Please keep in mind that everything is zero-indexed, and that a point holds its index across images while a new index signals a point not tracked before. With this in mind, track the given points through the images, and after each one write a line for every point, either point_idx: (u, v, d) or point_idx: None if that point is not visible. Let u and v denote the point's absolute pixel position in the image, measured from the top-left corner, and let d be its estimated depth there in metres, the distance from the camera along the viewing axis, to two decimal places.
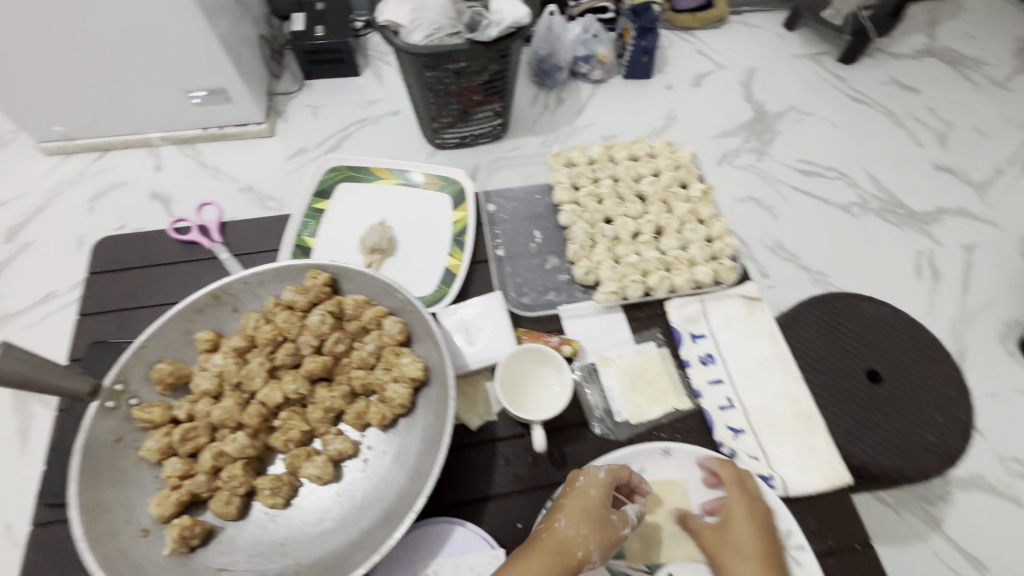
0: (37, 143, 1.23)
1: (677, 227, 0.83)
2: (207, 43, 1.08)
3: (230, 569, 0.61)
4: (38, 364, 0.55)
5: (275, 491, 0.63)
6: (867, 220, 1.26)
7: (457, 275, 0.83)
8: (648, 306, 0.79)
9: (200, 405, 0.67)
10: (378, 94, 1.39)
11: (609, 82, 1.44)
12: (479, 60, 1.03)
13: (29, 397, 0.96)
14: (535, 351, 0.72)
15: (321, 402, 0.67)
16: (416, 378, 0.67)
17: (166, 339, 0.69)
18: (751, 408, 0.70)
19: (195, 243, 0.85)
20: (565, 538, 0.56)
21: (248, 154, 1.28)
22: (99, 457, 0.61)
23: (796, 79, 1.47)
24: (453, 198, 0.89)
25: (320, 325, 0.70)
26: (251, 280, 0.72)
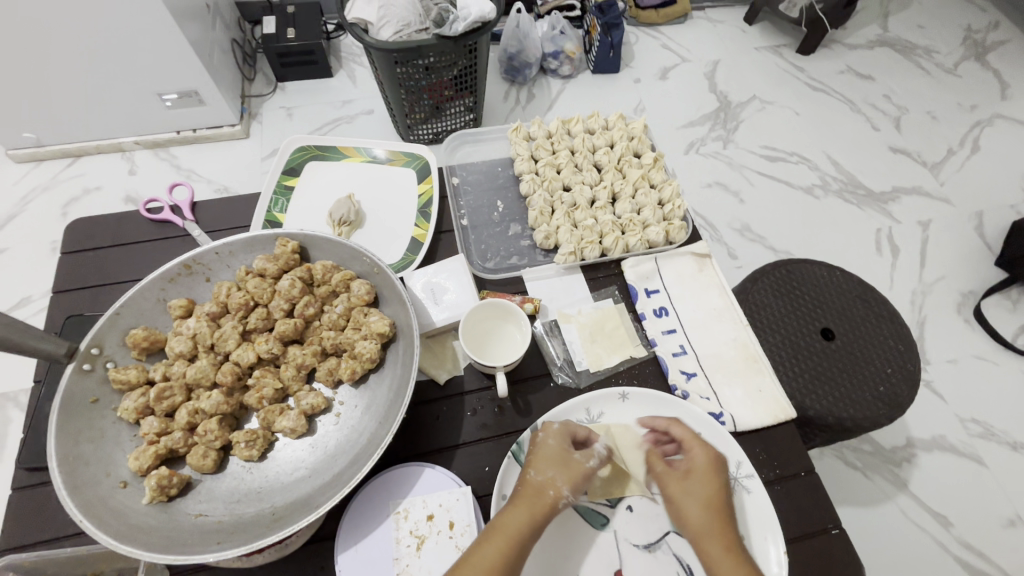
0: (8, 151, 1.23)
1: (631, 192, 0.85)
2: (178, 47, 1.09)
3: (209, 515, 0.56)
4: (10, 326, 0.52)
5: (250, 444, 0.58)
6: (829, 201, 1.31)
7: (423, 242, 0.81)
8: (606, 266, 0.79)
9: (177, 366, 0.62)
10: (352, 94, 1.41)
11: (578, 77, 1.48)
12: (448, 55, 1.06)
13: (7, 401, 0.96)
14: (498, 306, 0.70)
15: (293, 359, 0.64)
16: (385, 334, 0.63)
17: (143, 305, 0.64)
18: (703, 354, 0.71)
19: (166, 222, 0.80)
20: (537, 484, 0.55)
21: (223, 156, 1.29)
22: (73, 415, 0.56)
23: (758, 70, 1.53)
24: (418, 172, 0.88)
25: (291, 290, 0.66)
26: (223, 250, 0.68)
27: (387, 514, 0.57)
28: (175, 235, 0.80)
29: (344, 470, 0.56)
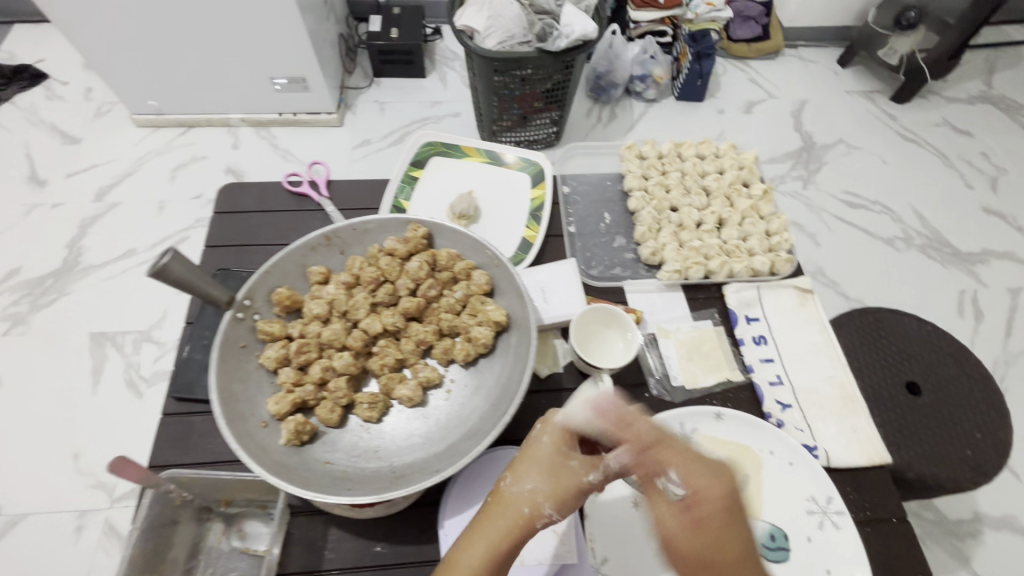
0: (131, 114, 1.35)
1: (739, 220, 0.85)
2: (297, 36, 1.17)
3: (335, 464, 0.60)
4: (193, 270, 0.58)
5: (372, 406, 0.63)
6: (910, 255, 1.27)
7: (534, 243, 0.84)
8: (706, 289, 0.80)
9: (313, 326, 0.67)
10: (442, 95, 1.47)
11: (661, 102, 1.50)
12: (546, 68, 1.10)
13: (107, 340, 1.06)
14: (605, 312, 0.73)
15: (415, 334, 0.68)
16: (500, 323, 0.67)
17: (289, 268, 0.69)
18: (799, 386, 0.70)
19: (303, 196, 0.87)
20: (510, 498, 0.52)
21: (318, 141, 1.37)
22: (229, 356, 0.61)
23: (847, 114, 1.50)
24: (533, 178, 0.91)
25: (418, 271, 0.70)
26: (359, 226, 0.72)
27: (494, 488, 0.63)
28: (310, 208, 0.86)
29: (458, 444, 0.60)
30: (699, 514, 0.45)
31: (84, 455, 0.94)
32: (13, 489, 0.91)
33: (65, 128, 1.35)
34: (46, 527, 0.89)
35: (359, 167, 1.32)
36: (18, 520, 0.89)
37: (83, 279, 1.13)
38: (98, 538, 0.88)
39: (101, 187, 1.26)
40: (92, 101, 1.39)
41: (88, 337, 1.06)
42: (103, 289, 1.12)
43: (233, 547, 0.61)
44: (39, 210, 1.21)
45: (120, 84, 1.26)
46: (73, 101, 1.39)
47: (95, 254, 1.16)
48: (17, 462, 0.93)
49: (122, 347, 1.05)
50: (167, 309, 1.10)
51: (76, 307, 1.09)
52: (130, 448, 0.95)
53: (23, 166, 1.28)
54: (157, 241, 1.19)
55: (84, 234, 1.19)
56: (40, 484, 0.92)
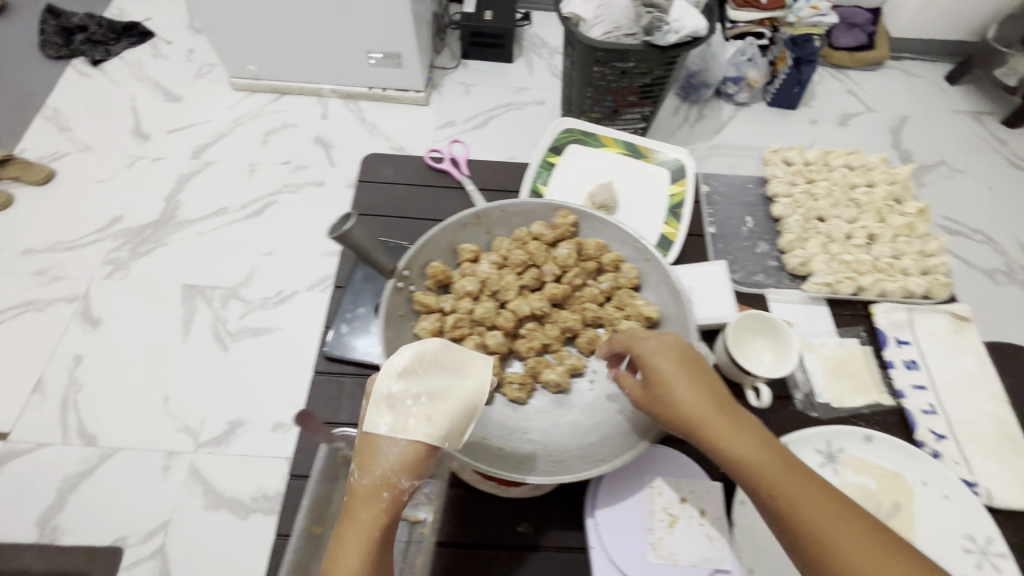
0: (230, 77, 1.39)
1: (892, 236, 0.83)
2: (400, 11, 1.18)
3: (490, 439, 0.62)
4: (370, 238, 0.58)
5: (522, 387, 0.66)
6: (1011, 290, 1.19)
7: (674, 241, 0.83)
8: (852, 306, 0.78)
9: (464, 302, 0.69)
10: (528, 82, 1.46)
11: (752, 107, 1.45)
12: (648, 62, 1.07)
13: (199, 292, 1.10)
14: (755, 319, 0.70)
15: (561, 321, 0.71)
16: (649, 318, 0.68)
17: (440, 242, 0.69)
18: (955, 419, 0.68)
19: (444, 172, 0.90)
20: (366, 488, 0.47)
21: (403, 118, 1.38)
22: (392, 325, 0.64)
23: (951, 135, 1.42)
24: (672, 174, 0.90)
25: (567, 259, 0.71)
26: (508, 209, 0.71)
27: (641, 484, 0.66)
28: (451, 186, 0.89)
29: (608, 449, 0.59)
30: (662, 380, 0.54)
31: (173, 399, 0.99)
32: (109, 423, 0.97)
33: (167, 86, 1.40)
34: (137, 463, 0.94)
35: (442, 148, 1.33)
36: (112, 452, 0.94)
37: (179, 231, 1.18)
38: (183, 479, 0.92)
39: (198, 146, 1.31)
40: (193, 62, 1.44)
41: (181, 288, 1.11)
42: (195, 243, 1.17)
43: None
44: (141, 162, 1.27)
45: (225, 47, 1.31)
46: (176, 60, 1.45)
47: (190, 209, 1.21)
48: (114, 399, 0.99)
49: (211, 301, 1.10)
50: (255, 268, 1.14)
51: (171, 259, 1.15)
52: (216, 398, 0.99)
53: (128, 119, 1.34)
54: (248, 202, 1.23)
55: (181, 189, 1.24)
56: (133, 421, 0.97)
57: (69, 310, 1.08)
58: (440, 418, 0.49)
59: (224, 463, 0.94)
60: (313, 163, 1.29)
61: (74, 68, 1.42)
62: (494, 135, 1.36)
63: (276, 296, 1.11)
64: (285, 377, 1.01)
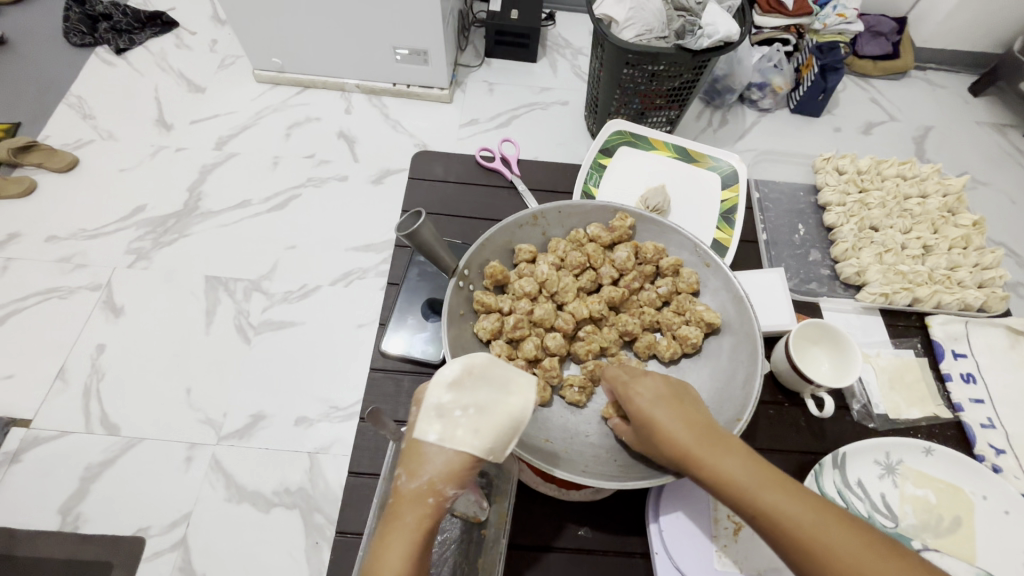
0: (254, 69, 1.39)
1: (947, 248, 0.84)
2: (428, 8, 1.18)
3: (553, 442, 0.63)
4: (434, 235, 0.61)
5: (583, 390, 0.66)
6: None
7: (728, 248, 0.84)
8: (907, 317, 0.80)
9: (522, 303, 0.69)
10: (551, 83, 1.46)
11: (776, 113, 1.44)
12: (679, 66, 1.07)
13: (222, 284, 1.10)
14: (815, 328, 0.70)
15: (620, 325, 0.70)
16: (711, 324, 0.67)
17: (499, 241, 0.70)
18: (1014, 434, 0.69)
19: (496, 172, 0.91)
20: (409, 495, 0.47)
21: (426, 114, 1.38)
22: (454, 324, 0.64)
23: (975, 146, 1.41)
24: (724, 179, 0.90)
25: (625, 262, 0.71)
26: (566, 209, 0.73)
27: (704, 490, 0.68)
28: (503, 185, 0.91)
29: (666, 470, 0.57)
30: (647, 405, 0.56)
31: (196, 390, 0.99)
32: (130, 413, 0.97)
33: (191, 76, 1.40)
34: (159, 453, 0.94)
35: (466, 146, 1.32)
36: (133, 442, 0.94)
37: (201, 223, 1.18)
38: (205, 471, 0.92)
39: (222, 137, 1.31)
40: (217, 53, 1.44)
41: (204, 279, 1.11)
42: (218, 235, 1.17)
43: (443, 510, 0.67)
44: (164, 151, 1.27)
45: (250, 40, 1.30)
46: (200, 51, 1.44)
47: (212, 201, 1.21)
48: (136, 388, 0.99)
49: (234, 293, 1.10)
50: (278, 261, 1.14)
51: (194, 249, 1.15)
52: (239, 390, 0.99)
53: (151, 108, 1.34)
54: (272, 195, 1.23)
55: (204, 179, 1.24)
56: (154, 412, 0.97)
57: (91, 299, 1.08)
58: (486, 431, 0.49)
59: (246, 455, 0.93)
60: (336, 158, 1.29)
61: (97, 57, 1.42)
62: (518, 134, 1.35)
63: (299, 290, 1.11)
64: (309, 371, 1.01)
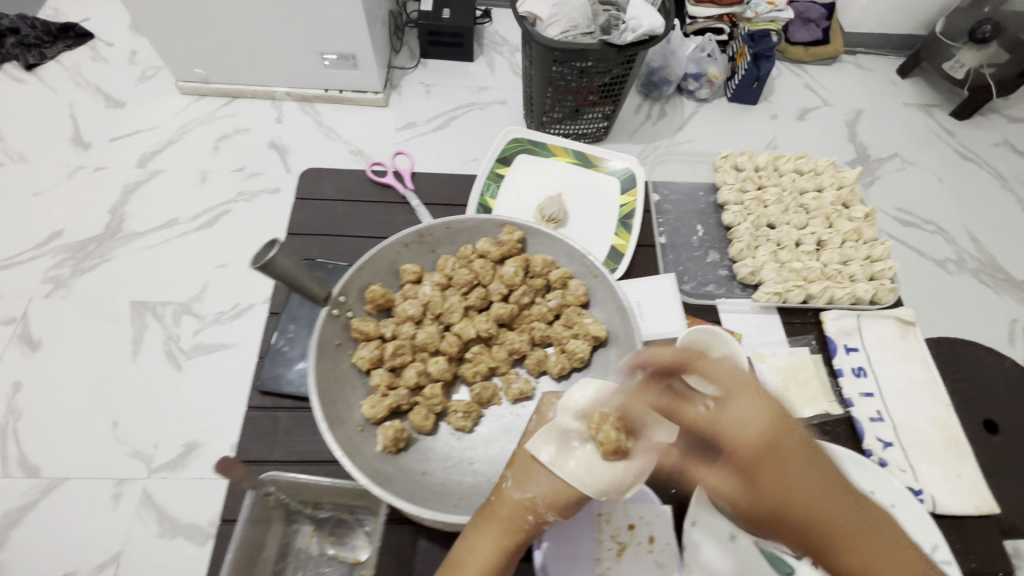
0: (177, 81, 1.33)
1: (840, 242, 0.85)
2: (352, 13, 1.15)
3: (432, 474, 0.61)
4: (297, 264, 0.54)
5: (467, 415, 0.64)
6: (961, 279, 1.23)
7: (624, 254, 0.83)
8: (803, 313, 0.79)
9: (406, 327, 0.68)
10: (488, 82, 1.43)
11: (713, 103, 1.45)
12: (606, 62, 1.06)
13: (148, 309, 1.05)
14: (705, 332, 0.69)
15: (508, 343, 0.69)
16: (598, 337, 0.68)
17: (382, 263, 0.69)
18: (901, 425, 0.69)
19: (389, 187, 0.87)
20: (513, 502, 0.50)
21: (361, 120, 1.34)
22: (326, 354, 0.61)
23: (903, 128, 1.45)
24: (623, 183, 0.91)
25: (513, 277, 0.71)
26: (453, 225, 0.71)
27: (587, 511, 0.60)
28: (394, 201, 0.86)
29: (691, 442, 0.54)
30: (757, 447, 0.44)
31: (123, 423, 0.95)
32: (53, 452, 0.92)
33: (109, 91, 1.33)
34: (86, 492, 0.89)
35: (403, 151, 1.30)
36: (57, 482, 0.90)
37: (125, 245, 1.12)
38: (136, 507, 0.88)
39: (144, 154, 1.24)
40: (136, 65, 1.38)
41: (130, 305, 1.06)
42: (142, 257, 1.11)
43: (323, 553, 0.61)
44: (82, 172, 1.21)
45: (169, 51, 1.25)
46: (118, 63, 1.38)
47: (136, 221, 1.15)
48: (59, 425, 0.94)
49: (161, 317, 1.05)
50: (208, 281, 1.09)
51: (118, 274, 1.09)
52: (169, 419, 0.95)
53: (68, 126, 1.27)
54: (200, 212, 1.18)
55: (127, 199, 1.18)
56: (79, 449, 0.92)
57: (7, 333, 1.02)
58: (600, 472, 0.50)
59: (178, 488, 0.90)
60: (268, 169, 1.24)
61: (6, 74, 1.34)
62: (455, 136, 1.33)
63: (231, 310, 1.07)
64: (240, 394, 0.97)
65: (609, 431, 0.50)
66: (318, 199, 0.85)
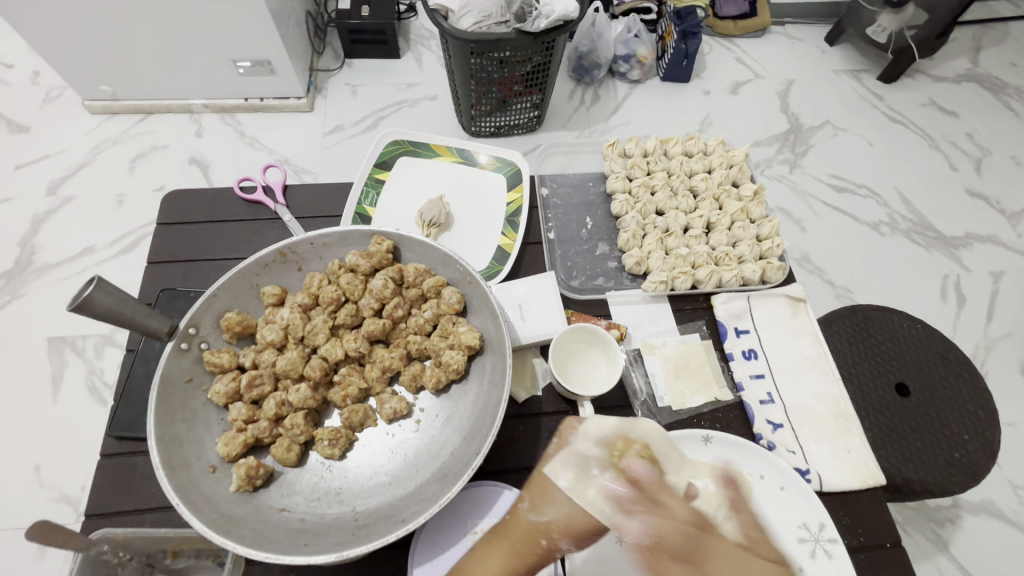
0: (84, 100, 1.26)
1: (728, 223, 0.86)
2: (260, 18, 1.09)
3: (291, 511, 0.59)
4: (124, 299, 0.55)
5: (333, 443, 0.62)
6: (895, 240, 1.25)
7: (510, 254, 0.83)
8: (695, 298, 0.82)
9: (267, 355, 0.66)
10: (417, 78, 1.40)
11: (646, 83, 1.44)
12: (525, 51, 1.04)
13: (66, 345, 1.00)
14: (587, 331, 0.73)
15: (380, 361, 0.67)
16: (473, 347, 0.66)
17: (237, 289, 0.67)
18: (791, 405, 0.72)
19: (260, 203, 0.85)
20: (529, 525, 0.52)
21: (286, 127, 1.29)
22: (172, 392, 0.59)
23: (833, 95, 1.47)
24: (509, 179, 0.91)
25: (382, 290, 0.69)
26: (317, 241, 0.70)
27: (463, 531, 0.62)
28: (267, 217, 0.84)
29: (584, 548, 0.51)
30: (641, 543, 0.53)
31: (45, 467, 0.90)
32: None
33: (11, 115, 1.26)
34: (7, 544, 0.85)
35: (331, 156, 1.25)
36: None
37: (38, 279, 1.06)
38: (63, 554, 0.84)
39: (53, 181, 1.18)
40: (40, 86, 1.30)
41: (46, 342, 1.01)
42: (58, 290, 1.06)
43: None
44: None
45: (69, 70, 1.18)
46: (20, 85, 1.30)
47: (50, 253, 1.09)
48: None
49: (82, 351, 1.00)
50: None
51: (31, 310, 1.03)
52: (94, 459, 0.91)
53: None
54: (118, 237, 1.12)
55: (37, 230, 1.11)
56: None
57: None
58: (621, 502, 0.50)
59: None
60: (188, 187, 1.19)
61: None
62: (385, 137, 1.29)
63: None
64: None
65: (633, 459, 0.53)
66: (188, 222, 0.83)
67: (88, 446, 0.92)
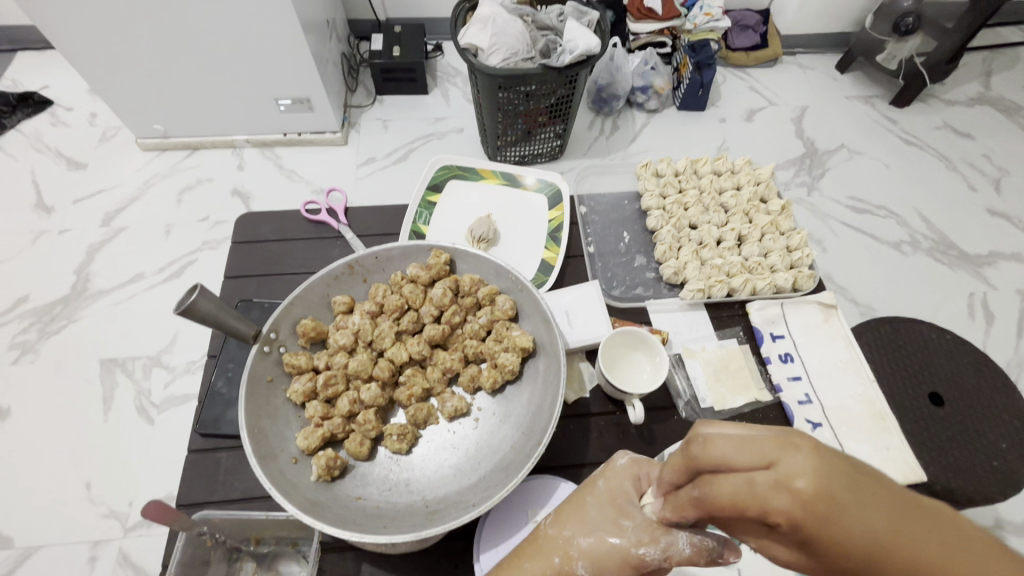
0: (137, 139, 1.35)
1: (759, 236, 0.89)
2: (303, 60, 1.17)
3: (367, 500, 0.62)
4: (220, 305, 0.59)
5: (401, 437, 0.65)
6: (917, 259, 1.26)
7: (554, 266, 0.88)
8: (730, 306, 0.84)
9: (338, 357, 0.70)
10: (445, 112, 1.47)
11: (663, 113, 1.50)
12: (550, 84, 1.09)
13: (118, 366, 1.05)
14: (632, 335, 0.75)
15: (441, 362, 0.71)
16: (527, 349, 0.69)
17: (311, 298, 0.71)
18: (829, 405, 0.74)
19: (322, 223, 0.91)
20: (561, 565, 0.48)
21: (322, 160, 1.37)
22: (257, 390, 0.63)
23: (848, 119, 1.51)
24: (550, 199, 0.96)
25: (442, 298, 0.73)
26: (381, 254, 0.75)
27: (525, 519, 0.65)
28: (329, 236, 0.90)
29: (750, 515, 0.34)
30: (821, 515, 0.30)
31: (96, 484, 0.93)
32: (27, 522, 0.90)
33: (70, 153, 1.36)
34: (61, 559, 0.88)
35: (365, 187, 1.32)
36: (32, 550, 0.88)
37: (92, 305, 1.12)
38: (112, 568, 0.87)
39: (108, 213, 1.26)
40: (96, 127, 1.40)
41: (98, 363, 1.06)
42: (111, 315, 1.12)
43: None
44: (46, 236, 1.22)
45: (126, 112, 1.27)
46: (78, 126, 1.40)
47: (103, 280, 1.16)
48: (29, 494, 0.93)
49: (131, 371, 1.05)
50: (177, 332, 1.10)
51: (86, 333, 1.09)
52: (143, 477, 0.94)
53: (30, 193, 1.28)
54: (165, 264, 1.18)
55: (92, 259, 1.19)
56: (51, 515, 0.91)
57: None
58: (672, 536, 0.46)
59: (156, 543, 0.89)
60: (231, 217, 1.26)
61: None
62: (416, 167, 1.36)
63: (201, 359, 1.07)
64: None
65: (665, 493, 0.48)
66: (257, 240, 0.88)
67: (138, 463, 0.95)
